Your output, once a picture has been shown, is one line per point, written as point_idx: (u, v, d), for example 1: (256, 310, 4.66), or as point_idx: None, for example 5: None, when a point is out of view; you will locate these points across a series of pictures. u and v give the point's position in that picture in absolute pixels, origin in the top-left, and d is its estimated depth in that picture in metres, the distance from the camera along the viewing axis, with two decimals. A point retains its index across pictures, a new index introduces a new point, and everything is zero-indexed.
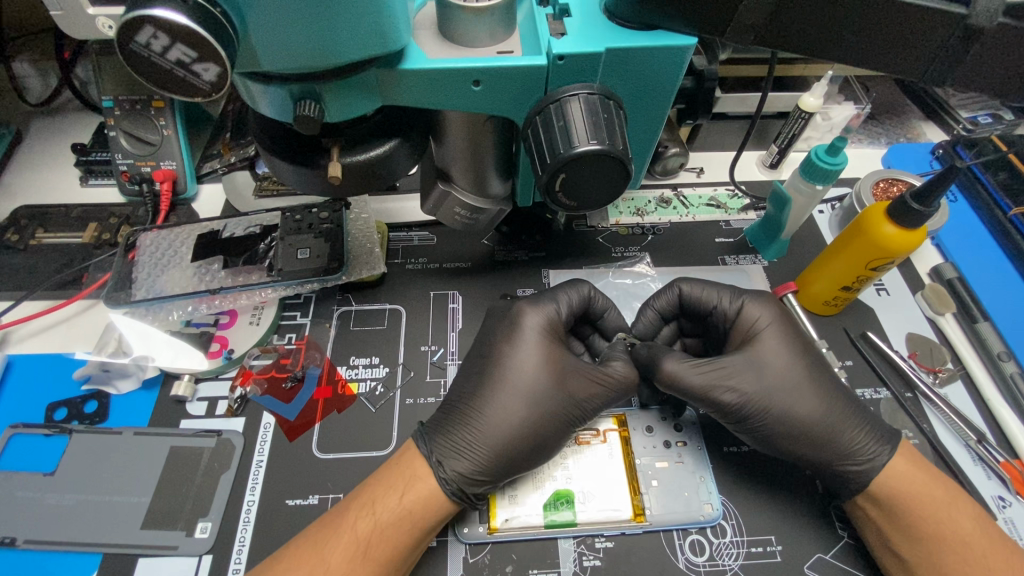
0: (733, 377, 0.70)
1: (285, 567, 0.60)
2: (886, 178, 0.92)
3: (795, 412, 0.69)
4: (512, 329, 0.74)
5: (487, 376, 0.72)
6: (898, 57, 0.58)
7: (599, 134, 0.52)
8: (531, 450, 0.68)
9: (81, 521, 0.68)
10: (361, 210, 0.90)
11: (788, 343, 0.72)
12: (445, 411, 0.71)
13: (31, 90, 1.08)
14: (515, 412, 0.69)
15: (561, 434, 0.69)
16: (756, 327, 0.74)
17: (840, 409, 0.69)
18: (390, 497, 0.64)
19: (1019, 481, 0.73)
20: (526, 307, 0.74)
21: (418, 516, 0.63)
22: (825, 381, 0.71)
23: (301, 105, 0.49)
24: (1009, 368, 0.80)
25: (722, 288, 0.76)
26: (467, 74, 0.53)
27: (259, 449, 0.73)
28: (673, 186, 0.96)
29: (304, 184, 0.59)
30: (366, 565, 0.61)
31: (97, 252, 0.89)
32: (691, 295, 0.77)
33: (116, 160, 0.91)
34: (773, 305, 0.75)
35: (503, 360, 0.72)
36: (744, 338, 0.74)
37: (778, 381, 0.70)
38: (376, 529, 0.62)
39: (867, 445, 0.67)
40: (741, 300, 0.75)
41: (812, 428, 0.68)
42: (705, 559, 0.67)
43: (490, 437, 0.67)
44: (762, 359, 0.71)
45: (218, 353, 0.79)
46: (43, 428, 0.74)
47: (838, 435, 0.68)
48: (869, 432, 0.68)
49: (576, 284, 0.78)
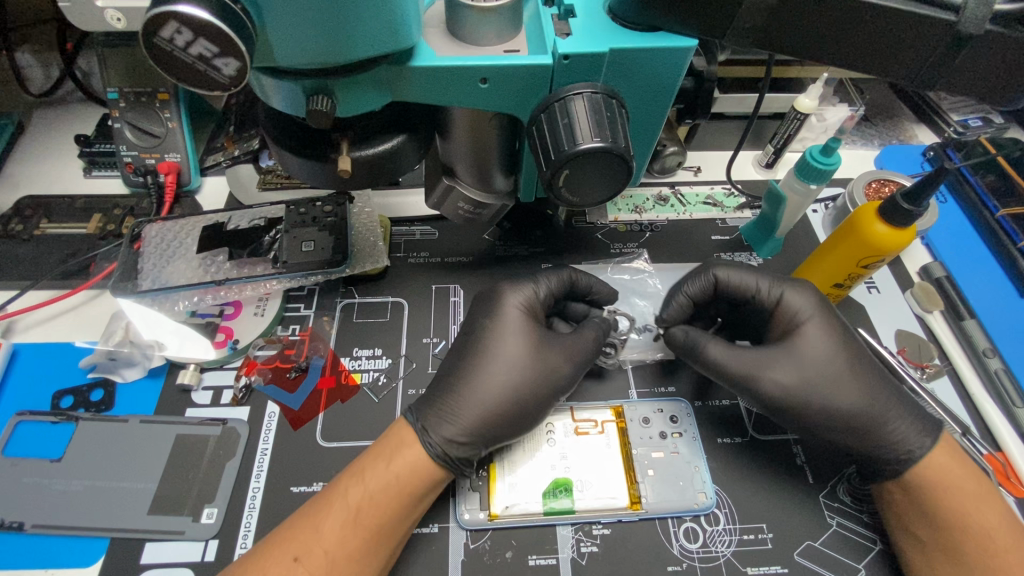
0: (772, 366, 0.72)
1: (282, 537, 0.63)
2: (878, 179, 0.94)
3: (834, 404, 0.70)
4: (520, 316, 0.76)
5: (482, 352, 0.74)
6: (889, 61, 0.60)
7: (603, 132, 0.54)
8: (514, 418, 0.71)
9: (88, 505, 0.70)
10: (364, 204, 0.92)
11: (830, 330, 0.74)
12: (450, 382, 0.73)
13: (33, 81, 1.08)
14: (500, 375, 0.72)
15: (544, 400, 0.72)
16: (801, 313, 0.75)
17: (887, 401, 0.71)
18: (378, 465, 0.66)
19: (1000, 472, 0.75)
20: (507, 288, 0.78)
21: (406, 482, 0.65)
22: (867, 366, 0.73)
23: (313, 99, 0.50)
24: (993, 364, 0.83)
25: (761, 275, 0.77)
26: (474, 72, 0.54)
27: (263, 437, 0.75)
28: (670, 184, 0.99)
29: (312, 177, 0.60)
30: (357, 531, 0.63)
31: (101, 242, 0.89)
32: (729, 279, 0.78)
33: (121, 152, 0.92)
34: (811, 290, 0.76)
35: (525, 343, 0.74)
36: (789, 325, 0.75)
37: (818, 374, 0.71)
38: (365, 494, 0.64)
39: (917, 431, 0.69)
40: (782, 285, 0.76)
41: (856, 419, 0.70)
42: (698, 545, 0.69)
43: (476, 402, 0.70)
44: (804, 351, 0.73)
45: (223, 343, 0.80)
46: (50, 415, 0.75)
47: (882, 428, 0.69)
48: (915, 420, 0.70)
49: (558, 269, 0.81)
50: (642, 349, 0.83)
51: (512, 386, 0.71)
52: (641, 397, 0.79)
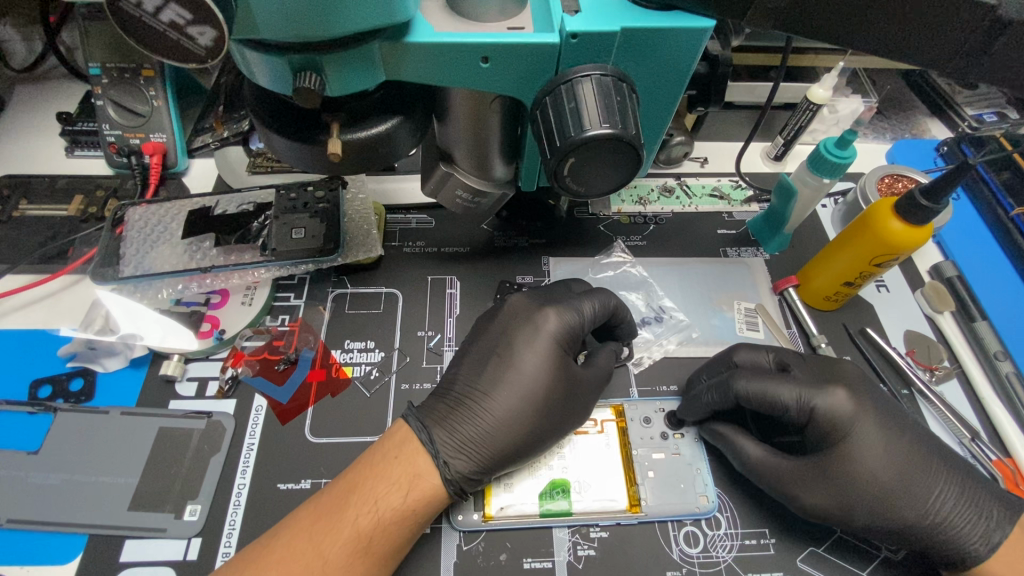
0: (803, 479, 0.66)
1: (276, 556, 0.57)
2: (891, 174, 0.91)
3: (879, 516, 0.64)
4: (519, 386, 0.69)
5: (474, 403, 0.68)
6: (919, 47, 0.56)
7: (612, 117, 0.50)
8: (526, 454, 0.67)
9: (66, 500, 0.67)
10: (358, 190, 0.88)
11: (872, 433, 0.66)
12: (475, 426, 0.66)
13: (14, 55, 1.03)
14: (518, 440, 0.66)
15: (551, 430, 0.68)
16: (839, 422, 0.67)
17: (938, 498, 0.64)
18: (393, 495, 0.60)
19: (1010, 480, 0.73)
20: (550, 310, 0.73)
21: (422, 512, 0.61)
22: (919, 466, 0.65)
23: (301, 76, 0.47)
24: (1004, 368, 0.80)
25: (784, 383, 0.68)
26: (475, 49, 0.51)
27: (250, 432, 0.72)
28: (676, 175, 0.95)
29: (301, 161, 0.57)
30: (366, 558, 0.58)
31: (83, 225, 0.86)
32: (750, 396, 0.69)
33: (104, 131, 0.88)
34: (847, 395, 0.68)
35: (524, 422, 0.67)
36: (824, 438, 0.67)
37: (856, 489, 0.64)
38: (377, 523, 0.59)
39: (972, 533, 0.63)
40: (814, 396, 0.68)
41: (904, 530, 0.64)
42: (699, 550, 0.67)
43: (508, 455, 0.66)
44: (842, 462, 0.66)
45: (209, 333, 0.77)
46: (26, 405, 0.72)
47: (934, 536, 0.63)
48: (974, 519, 0.64)
49: (601, 293, 0.76)
50: (642, 348, 0.81)
51: (517, 461, 0.67)
52: (642, 396, 0.77)
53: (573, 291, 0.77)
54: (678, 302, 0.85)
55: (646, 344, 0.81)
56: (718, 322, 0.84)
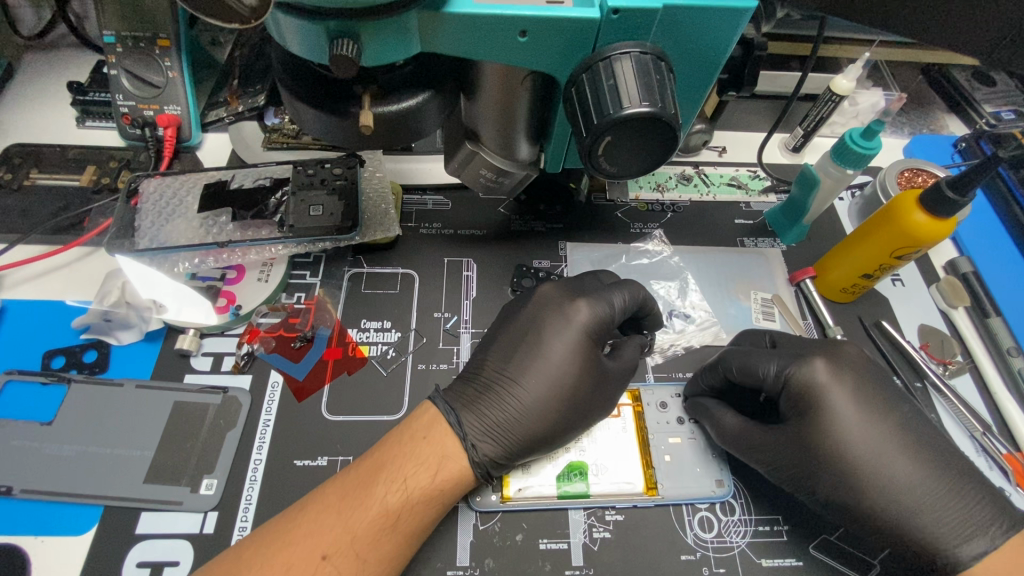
0: (768, 458, 0.66)
1: (302, 530, 0.57)
2: (911, 168, 0.90)
3: (849, 496, 0.62)
4: (548, 375, 0.68)
5: (502, 389, 0.68)
6: (957, 34, 0.57)
7: (651, 96, 0.50)
8: (550, 440, 0.67)
9: (81, 471, 0.66)
10: (375, 168, 0.87)
11: (850, 409, 0.64)
12: (486, 398, 0.67)
13: (23, 22, 1.01)
14: (530, 422, 0.66)
15: (576, 418, 0.68)
16: (812, 396, 0.65)
17: (917, 488, 0.61)
18: (421, 475, 0.60)
19: (1020, 473, 0.73)
20: (582, 301, 0.72)
21: (447, 494, 0.61)
22: (899, 452, 0.62)
23: (339, 44, 0.45)
24: (1016, 364, 0.81)
25: (767, 355, 0.69)
26: (515, 22, 0.50)
27: (266, 408, 0.72)
28: (695, 163, 0.95)
29: (328, 133, 0.56)
30: (393, 536, 0.58)
31: (96, 197, 0.85)
32: (734, 369, 0.70)
33: (117, 101, 0.87)
34: (824, 366, 0.66)
35: (554, 411, 0.67)
36: (797, 409, 0.66)
37: (825, 462, 0.63)
38: (405, 502, 0.59)
39: (949, 537, 0.59)
40: (790, 367, 0.67)
41: (877, 517, 0.61)
42: (713, 535, 0.67)
43: (514, 436, 0.65)
44: (816, 435, 0.64)
45: (225, 308, 0.77)
46: (40, 376, 0.71)
47: (904, 529, 0.60)
48: (949, 518, 0.59)
49: (629, 284, 0.76)
50: (660, 338, 0.81)
51: (544, 446, 0.67)
52: (658, 382, 0.78)
53: (601, 282, 0.77)
54: (696, 290, 0.85)
55: (666, 335, 0.82)
56: (735, 311, 0.84)
